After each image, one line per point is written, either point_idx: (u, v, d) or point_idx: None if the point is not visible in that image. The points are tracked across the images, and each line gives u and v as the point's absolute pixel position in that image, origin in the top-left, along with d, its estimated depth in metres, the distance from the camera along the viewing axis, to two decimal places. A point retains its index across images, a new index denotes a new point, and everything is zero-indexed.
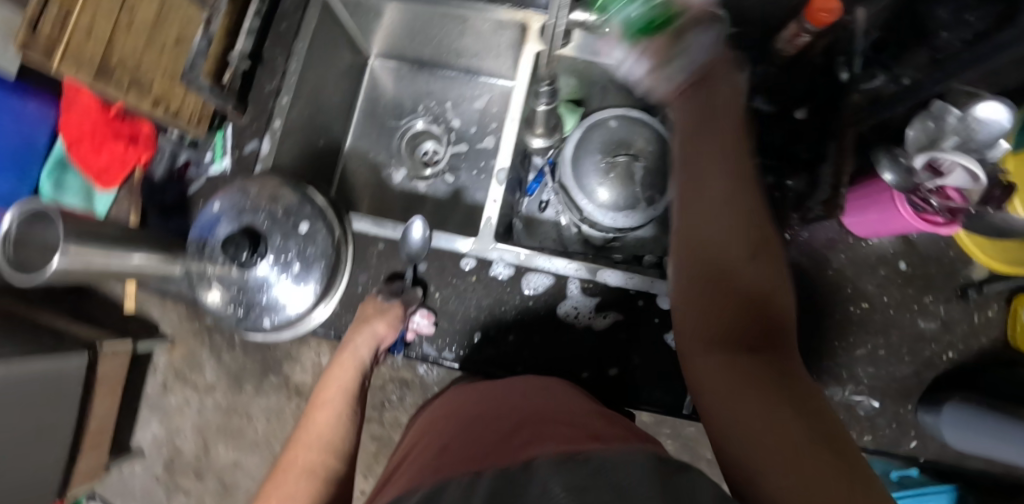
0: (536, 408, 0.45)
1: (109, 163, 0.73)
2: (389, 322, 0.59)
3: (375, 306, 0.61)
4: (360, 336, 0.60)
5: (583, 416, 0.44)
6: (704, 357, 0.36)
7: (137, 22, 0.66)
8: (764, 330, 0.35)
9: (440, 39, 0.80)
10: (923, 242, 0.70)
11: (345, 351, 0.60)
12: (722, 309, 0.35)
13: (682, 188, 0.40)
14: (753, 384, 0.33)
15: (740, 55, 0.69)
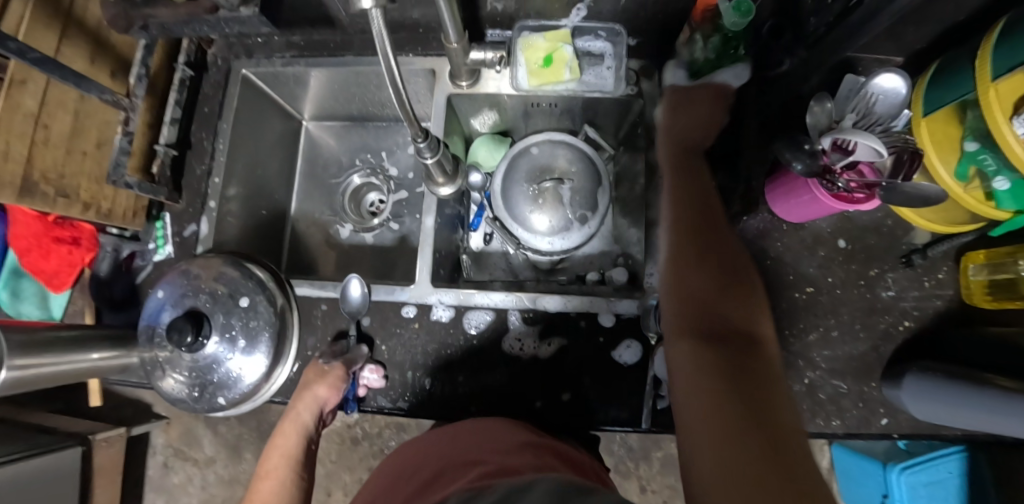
0: (458, 451, 0.51)
1: (57, 267, 0.74)
2: (330, 385, 0.61)
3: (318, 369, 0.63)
4: (302, 403, 0.62)
5: (512, 445, 0.50)
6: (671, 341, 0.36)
7: (54, 135, 0.63)
8: (733, 333, 0.35)
9: (363, 95, 0.83)
10: (860, 216, 0.69)
11: (288, 416, 0.63)
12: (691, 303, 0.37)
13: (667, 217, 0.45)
14: (711, 364, 0.32)
15: (642, 67, 0.71)
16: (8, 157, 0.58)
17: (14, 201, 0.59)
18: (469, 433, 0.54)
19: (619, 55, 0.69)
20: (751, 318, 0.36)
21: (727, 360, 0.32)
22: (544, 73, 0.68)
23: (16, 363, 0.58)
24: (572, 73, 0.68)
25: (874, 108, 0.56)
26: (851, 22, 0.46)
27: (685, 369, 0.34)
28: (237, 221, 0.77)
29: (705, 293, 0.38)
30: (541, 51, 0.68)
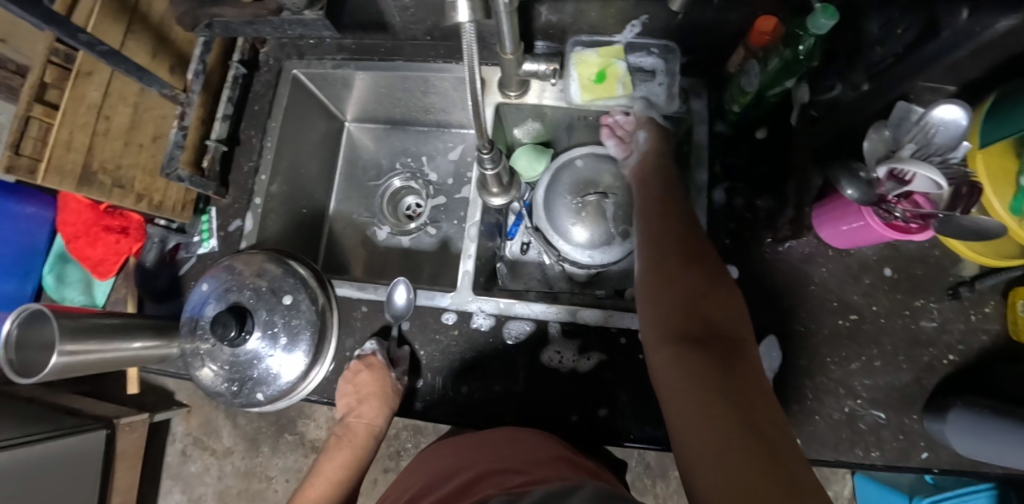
0: (478, 466, 0.51)
1: (104, 255, 0.75)
2: (392, 397, 0.65)
3: (374, 374, 0.65)
4: (366, 404, 0.66)
5: (542, 453, 0.50)
6: (659, 352, 0.41)
7: (114, 128, 0.65)
8: (712, 332, 0.39)
9: (408, 100, 0.84)
10: (906, 245, 0.69)
11: (358, 414, 0.68)
12: (671, 314, 0.42)
13: (644, 245, 0.50)
14: (693, 367, 0.36)
15: (692, 85, 0.71)
16: (70, 148, 0.60)
17: (73, 191, 0.61)
18: (487, 448, 0.54)
19: (670, 72, 0.69)
20: (727, 315, 0.41)
21: (707, 356, 0.37)
22: (597, 89, 0.69)
23: (68, 348, 0.59)
24: (625, 89, 0.69)
25: (933, 138, 0.53)
26: (923, 53, 0.46)
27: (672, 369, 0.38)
28: (278, 219, 0.78)
29: (687, 300, 0.42)
30: (594, 65, 0.69)
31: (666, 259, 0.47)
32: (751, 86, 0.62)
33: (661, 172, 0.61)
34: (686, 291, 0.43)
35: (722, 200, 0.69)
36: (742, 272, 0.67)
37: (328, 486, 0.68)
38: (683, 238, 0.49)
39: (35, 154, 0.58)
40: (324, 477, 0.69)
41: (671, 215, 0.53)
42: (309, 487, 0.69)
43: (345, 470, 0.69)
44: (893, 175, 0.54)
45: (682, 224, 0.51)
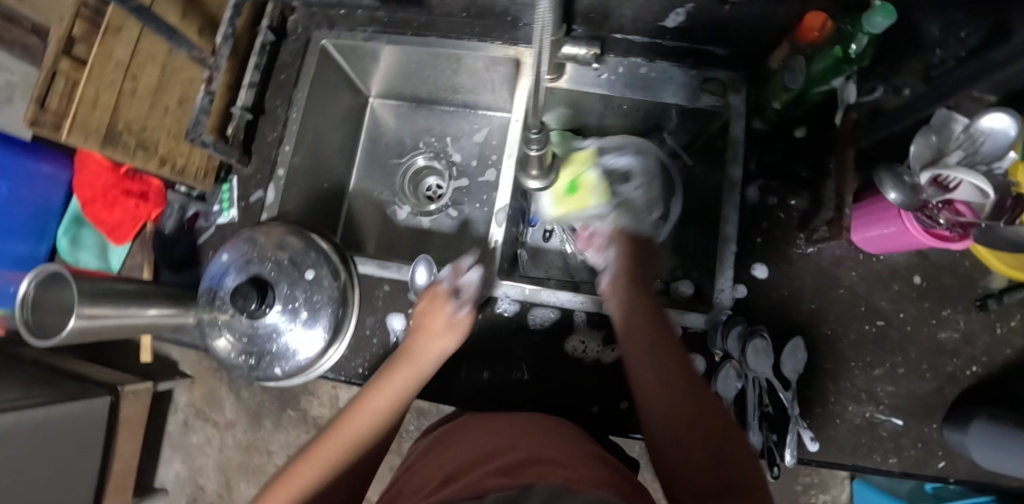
0: (507, 454, 0.42)
1: (122, 220, 0.74)
2: (450, 338, 0.58)
3: (435, 305, 0.60)
4: (427, 332, 0.59)
5: (600, 467, 0.40)
6: None
7: (141, 88, 0.62)
8: (728, 480, 0.41)
9: (436, 78, 0.82)
10: (937, 254, 0.68)
11: (405, 364, 0.57)
12: (692, 456, 0.44)
13: (638, 376, 0.50)
14: None
15: (732, 79, 0.70)
16: (96, 106, 0.58)
17: (97, 149, 0.59)
18: (527, 440, 0.44)
19: (644, 170, 0.72)
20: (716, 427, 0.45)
21: None
22: (570, 201, 0.69)
23: (86, 312, 0.57)
24: (600, 198, 0.68)
25: (980, 146, 0.54)
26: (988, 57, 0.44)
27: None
28: (300, 193, 0.76)
29: (687, 434, 0.45)
30: (566, 176, 0.68)
31: (663, 397, 0.47)
32: (796, 83, 0.60)
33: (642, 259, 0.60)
34: (685, 423, 0.46)
35: (756, 197, 0.68)
36: (770, 271, 0.67)
37: (319, 473, 0.50)
38: (675, 360, 0.50)
39: (59, 110, 0.56)
40: (330, 449, 0.51)
41: (659, 331, 0.52)
42: (294, 469, 0.50)
43: (348, 454, 0.51)
44: (937, 181, 0.55)
45: (673, 346, 0.51)
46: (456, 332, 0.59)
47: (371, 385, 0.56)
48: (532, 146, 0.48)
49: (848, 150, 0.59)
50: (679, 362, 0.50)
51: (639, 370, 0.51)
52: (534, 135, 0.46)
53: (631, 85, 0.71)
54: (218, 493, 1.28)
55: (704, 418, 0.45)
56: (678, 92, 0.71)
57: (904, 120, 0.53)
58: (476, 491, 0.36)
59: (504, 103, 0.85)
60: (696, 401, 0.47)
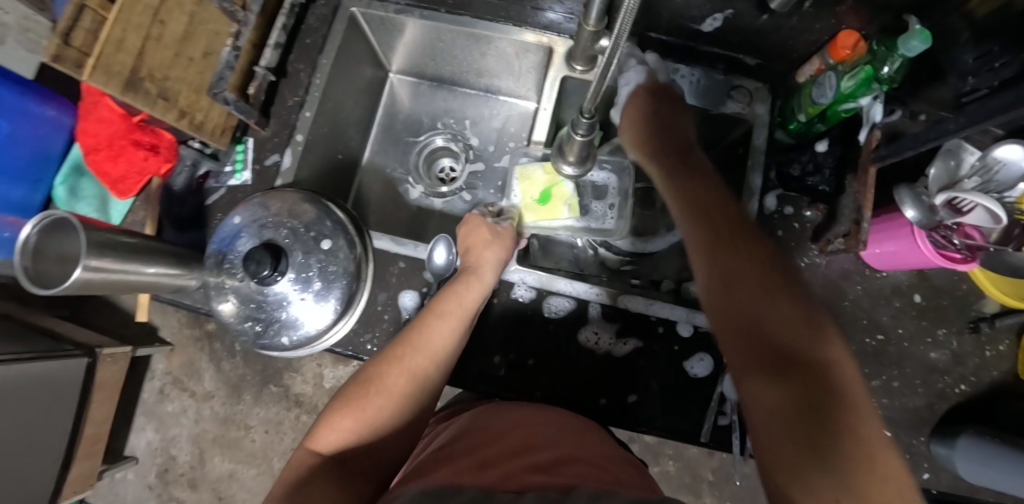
0: (537, 449, 0.47)
1: (126, 173, 0.70)
2: (506, 246, 0.64)
3: (483, 221, 0.66)
4: (485, 253, 0.63)
5: (614, 466, 0.46)
6: (744, 384, 0.37)
7: (167, 35, 0.59)
8: (784, 353, 0.35)
9: (462, 59, 0.81)
10: (936, 274, 0.70)
11: (470, 277, 0.61)
12: (744, 328, 0.38)
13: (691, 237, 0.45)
14: (786, 407, 0.33)
15: (759, 89, 0.71)
16: (120, 49, 0.55)
17: (118, 94, 0.56)
18: (552, 435, 0.50)
19: (623, 189, 0.73)
20: (792, 303, 0.37)
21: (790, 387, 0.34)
22: (540, 209, 0.69)
23: (94, 264, 0.55)
24: (570, 211, 0.68)
25: (995, 175, 0.56)
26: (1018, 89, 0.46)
27: (761, 405, 0.35)
28: (316, 161, 0.74)
29: (740, 300, 0.39)
30: (538, 185, 0.68)
31: (719, 260, 0.41)
32: (824, 98, 0.61)
33: (675, 139, 0.57)
34: (742, 293, 0.39)
35: (773, 205, 0.70)
36: None
37: (405, 374, 0.53)
38: (730, 226, 0.44)
39: (85, 47, 0.55)
40: (409, 359, 0.54)
41: (710, 204, 0.46)
42: (380, 372, 0.53)
43: (432, 353, 0.55)
44: (951, 204, 0.57)
45: (726, 210, 0.45)
46: (509, 243, 0.65)
47: (442, 295, 0.59)
48: (578, 131, 0.48)
49: (868, 169, 0.60)
50: (736, 227, 0.43)
51: (695, 230, 0.45)
52: (583, 120, 0.46)
53: None
54: (191, 466, 1.22)
55: (763, 284, 0.39)
56: (707, 95, 0.71)
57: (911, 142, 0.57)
58: (516, 486, 0.40)
59: (526, 91, 0.84)
60: (756, 268, 0.40)
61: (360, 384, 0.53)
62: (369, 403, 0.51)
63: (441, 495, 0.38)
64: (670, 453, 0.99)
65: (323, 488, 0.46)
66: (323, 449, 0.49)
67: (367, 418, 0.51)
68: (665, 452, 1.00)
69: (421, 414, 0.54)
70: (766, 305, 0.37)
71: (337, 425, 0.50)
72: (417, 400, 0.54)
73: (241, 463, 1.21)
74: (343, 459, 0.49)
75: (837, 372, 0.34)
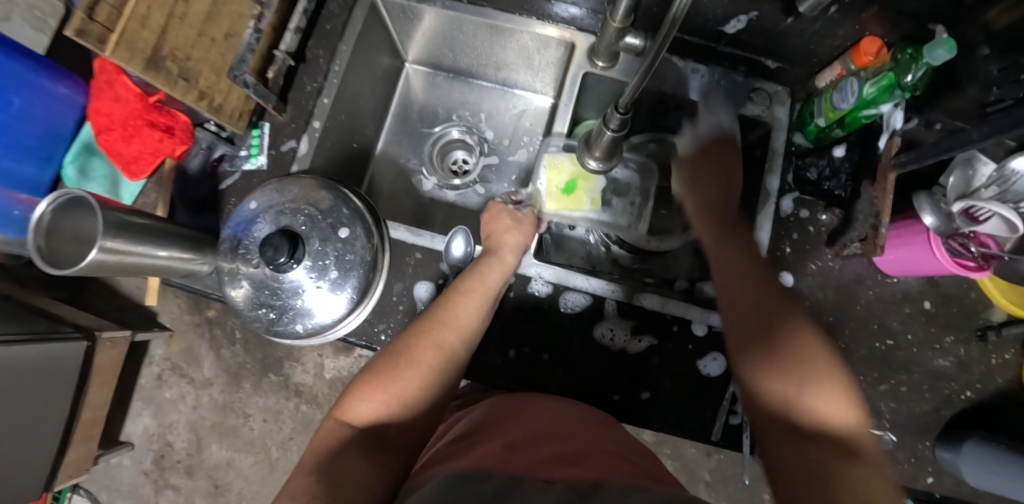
0: (562, 439, 0.47)
1: (140, 153, 0.69)
2: (526, 230, 0.67)
3: (505, 208, 0.69)
4: (508, 238, 0.65)
5: (636, 458, 0.47)
6: (772, 436, 0.42)
7: (191, 14, 0.58)
8: (808, 408, 0.41)
9: (481, 50, 0.80)
10: (946, 282, 0.71)
11: (492, 257, 0.63)
12: (770, 383, 0.43)
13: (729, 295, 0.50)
14: (813, 457, 0.39)
15: (779, 92, 0.71)
16: (144, 25, 0.54)
17: (139, 72, 0.55)
18: (575, 427, 0.50)
19: (642, 189, 0.78)
20: (831, 394, 0.41)
21: (812, 442, 0.40)
22: (563, 199, 0.72)
23: (107, 244, 0.54)
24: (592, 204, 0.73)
25: (1011, 185, 0.57)
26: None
27: (787, 459, 0.40)
28: (331, 148, 0.74)
29: (778, 360, 0.44)
30: (564, 175, 0.72)
31: (753, 322, 0.47)
32: (846, 102, 0.62)
33: (723, 185, 0.62)
34: (776, 352, 0.44)
35: (790, 208, 0.70)
36: (795, 281, 0.68)
37: (435, 349, 0.54)
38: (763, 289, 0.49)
39: (108, 23, 0.52)
40: (438, 335, 0.54)
41: (745, 266, 0.52)
42: (410, 345, 0.54)
43: (460, 328, 0.56)
44: (968, 212, 0.57)
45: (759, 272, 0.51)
46: (529, 227, 0.68)
47: (466, 274, 0.61)
48: (610, 126, 0.48)
49: (889, 175, 0.61)
50: (766, 290, 0.49)
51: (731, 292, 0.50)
52: (617, 114, 0.46)
53: (678, 84, 0.73)
54: (188, 452, 1.21)
55: (793, 344, 0.44)
56: (727, 96, 0.71)
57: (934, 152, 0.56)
58: (543, 472, 0.40)
59: (543, 86, 0.84)
60: (786, 330, 0.45)
61: (391, 357, 0.53)
62: (401, 375, 0.51)
63: (471, 480, 0.39)
64: (670, 451, 1.00)
65: (354, 460, 0.45)
66: (353, 422, 0.49)
67: (398, 392, 0.50)
68: (665, 449, 1.01)
69: (449, 390, 0.55)
70: (798, 363, 0.43)
71: (368, 398, 0.50)
72: (446, 374, 0.54)
73: (238, 450, 1.21)
74: (373, 433, 0.48)
75: (854, 437, 0.39)
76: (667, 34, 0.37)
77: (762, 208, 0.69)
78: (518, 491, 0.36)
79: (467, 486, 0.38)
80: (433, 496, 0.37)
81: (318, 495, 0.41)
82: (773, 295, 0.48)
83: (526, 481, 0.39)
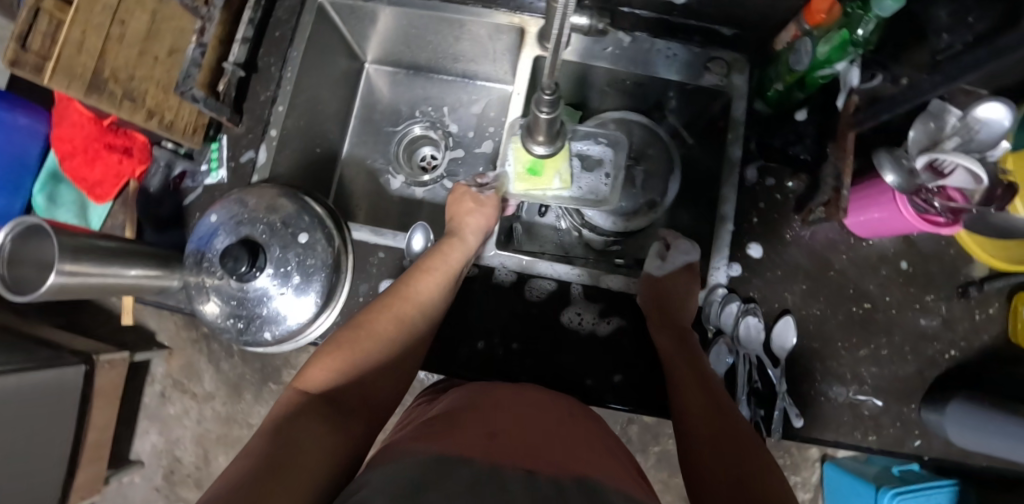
0: (544, 429, 0.47)
1: (102, 177, 0.71)
2: (489, 214, 0.67)
3: (469, 191, 0.69)
4: (471, 219, 0.66)
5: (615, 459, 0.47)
6: (699, 446, 0.50)
7: (128, 35, 0.59)
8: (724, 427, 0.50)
9: (436, 45, 0.79)
10: (923, 241, 0.69)
11: (454, 238, 0.64)
12: (695, 410, 0.53)
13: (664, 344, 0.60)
14: (731, 457, 0.47)
15: (737, 59, 0.70)
16: (81, 50, 0.55)
17: (81, 97, 0.56)
18: (558, 419, 0.50)
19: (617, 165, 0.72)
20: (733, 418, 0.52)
21: (728, 448, 0.48)
22: (531, 179, 0.65)
23: (68, 268, 0.55)
24: (562, 182, 0.66)
25: (975, 134, 0.53)
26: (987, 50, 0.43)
27: (706, 463, 0.48)
28: (292, 155, 0.74)
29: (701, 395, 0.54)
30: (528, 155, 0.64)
31: (683, 365, 0.58)
32: (801, 65, 0.60)
33: (683, 250, 0.68)
34: (696, 389, 0.55)
35: (754, 177, 0.69)
36: (764, 252, 0.68)
37: (394, 320, 0.55)
38: (688, 342, 0.61)
39: (43, 52, 0.54)
40: (398, 309, 0.56)
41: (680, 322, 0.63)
42: (369, 318, 0.55)
43: (420, 302, 0.57)
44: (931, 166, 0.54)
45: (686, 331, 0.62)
46: (492, 210, 0.68)
47: (428, 254, 0.62)
48: (543, 109, 0.47)
49: (847, 134, 0.60)
50: (691, 345, 0.60)
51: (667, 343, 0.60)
52: (546, 96, 0.45)
53: (636, 60, 0.70)
54: (196, 466, 1.12)
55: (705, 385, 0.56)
56: (684, 69, 0.70)
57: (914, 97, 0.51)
58: (524, 462, 0.40)
59: (503, 74, 0.83)
60: (701, 377, 0.57)
61: (352, 330, 0.54)
62: (359, 344, 0.52)
63: (449, 464, 0.38)
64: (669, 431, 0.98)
65: (309, 418, 0.43)
66: (309, 388, 0.47)
67: (355, 359, 0.51)
68: (663, 430, 0.99)
69: (407, 362, 0.55)
70: (712, 399, 0.54)
71: (324, 365, 0.49)
72: (406, 344, 0.54)
73: None
74: (331, 397, 0.47)
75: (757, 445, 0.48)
76: (564, 23, 0.36)
77: (726, 180, 0.68)
78: (500, 487, 0.35)
79: (446, 469, 0.37)
80: (412, 476, 0.35)
81: (270, 450, 0.38)
82: (693, 349, 0.60)
83: (507, 472, 0.38)
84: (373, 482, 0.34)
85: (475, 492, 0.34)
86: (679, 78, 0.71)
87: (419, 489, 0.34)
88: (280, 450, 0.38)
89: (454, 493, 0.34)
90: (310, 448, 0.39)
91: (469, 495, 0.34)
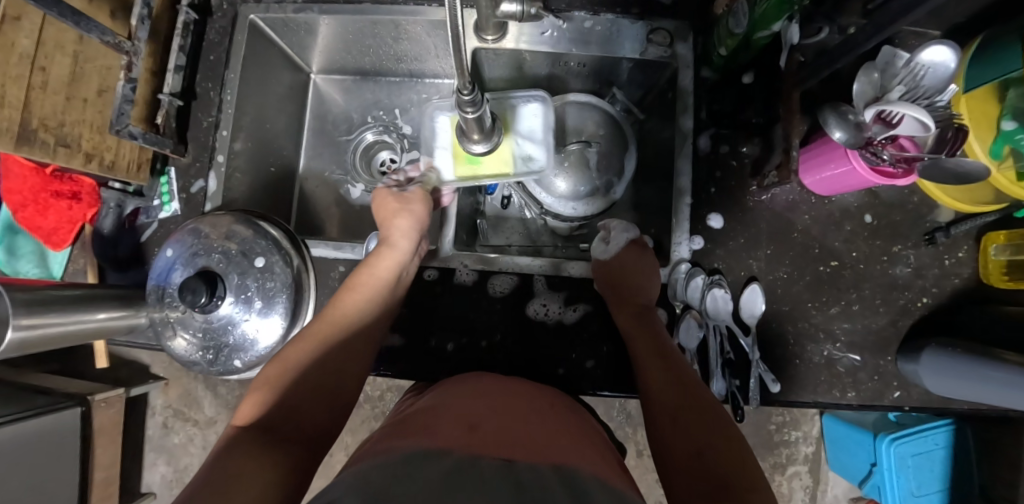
0: (518, 419, 0.47)
1: (57, 224, 0.70)
2: (417, 212, 0.66)
3: (390, 192, 0.69)
4: (399, 221, 0.65)
5: (591, 444, 0.47)
6: (671, 423, 0.49)
7: (52, 80, 0.57)
8: (690, 404, 0.50)
9: (378, 48, 0.78)
10: (885, 191, 0.69)
11: (384, 248, 0.62)
12: (669, 388, 0.52)
13: (631, 326, 0.60)
14: (698, 436, 0.47)
15: (680, 24, 0.68)
16: (3, 103, 0.53)
17: (11, 151, 0.54)
18: (535, 411, 0.50)
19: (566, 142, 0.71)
20: (699, 393, 0.52)
21: (696, 424, 0.48)
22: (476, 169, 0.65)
23: (24, 323, 0.56)
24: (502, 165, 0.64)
25: (921, 80, 0.52)
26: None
27: (677, 443, 0.47)
28: (244, 178, 0.73)
29: (670, 376, 0.54)
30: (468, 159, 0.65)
31: (647, 349, 0.57)
32: (740, 27, 0.58)
33: (631, 232, 0.68)
34: (662, 370, 0.54)
35: (707, 146, 0.69)
36: (725, 221, 0.67)
37: (317, 342, 0.55)
38: (649, 327, 0.60)
39: None
40: (314, 333, 0.56)
41: (642, 306, 0.62)
42: (290, 347, 0.54)
43: (344, 321, 0.57)
44: (880, 117, 0.53)
45: (647, 312, 0.62)
46: (418, 206, 0.67)
47: (358, 269, 0.62)
48: (467, 109, 0.46)
49: (792, 95, 0.58)
50: (655, 329, 0.60)
51: (637, 321, 0.60)
52: (466, 97, 0.44)
53: (577, 40, 0.69)
54: None
55: (670, 363, 0.55)
56: (628, 43, 0.69)
57: (855, 44, 0.50)
58: (502, 451, 0.40)
59: (449, 69, 0.82)
60: (665, 356, 0.56)
61: (275, 369, 0.52)
62: (284, 371, 0.52)
63: (426, 458, 0.38)
64: None
65: (244, 448, 0.43)
66: (244, 423, 0.47)
67: (282, 384, 0.51)
68: None
69: (343, 387, 0.53)
70: (676, 378, 0.53)
71: (253, 400, 0.49)
72: (337, 363, 0.54)
73: None
74: (269, 426, 0.46)
75: (724, 418, 0.48)
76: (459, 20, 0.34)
77: (680, 151, 0.67)
78: (480, 476, 0.36)
79: (421, 463, 0.37)
80: (388, 470, 0.36)
81: (209, 486, 0.37)
82: (658, 331, 0.59)
83: (485, 461, 0.38)
84: (348, 480, 0.34)
85: (450, 481, 0.34)
86: (624, 53, 0.69)
87: (394, 482, 0.34)
88: (224, 482, 0.38)
89: (430, 483, 0.34)
90: (243, 475, 0.39)
91: (444, 485, 0.34)
